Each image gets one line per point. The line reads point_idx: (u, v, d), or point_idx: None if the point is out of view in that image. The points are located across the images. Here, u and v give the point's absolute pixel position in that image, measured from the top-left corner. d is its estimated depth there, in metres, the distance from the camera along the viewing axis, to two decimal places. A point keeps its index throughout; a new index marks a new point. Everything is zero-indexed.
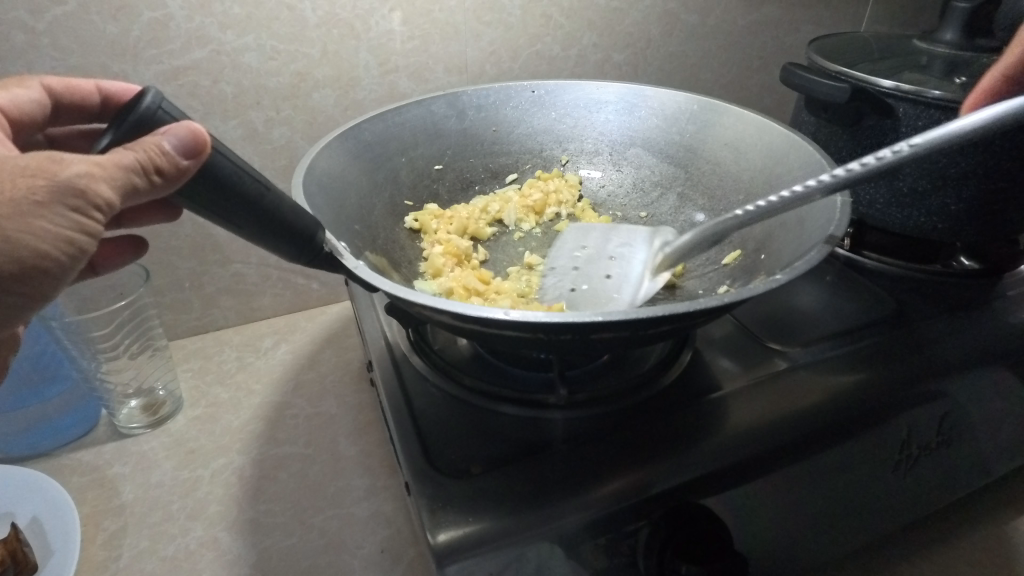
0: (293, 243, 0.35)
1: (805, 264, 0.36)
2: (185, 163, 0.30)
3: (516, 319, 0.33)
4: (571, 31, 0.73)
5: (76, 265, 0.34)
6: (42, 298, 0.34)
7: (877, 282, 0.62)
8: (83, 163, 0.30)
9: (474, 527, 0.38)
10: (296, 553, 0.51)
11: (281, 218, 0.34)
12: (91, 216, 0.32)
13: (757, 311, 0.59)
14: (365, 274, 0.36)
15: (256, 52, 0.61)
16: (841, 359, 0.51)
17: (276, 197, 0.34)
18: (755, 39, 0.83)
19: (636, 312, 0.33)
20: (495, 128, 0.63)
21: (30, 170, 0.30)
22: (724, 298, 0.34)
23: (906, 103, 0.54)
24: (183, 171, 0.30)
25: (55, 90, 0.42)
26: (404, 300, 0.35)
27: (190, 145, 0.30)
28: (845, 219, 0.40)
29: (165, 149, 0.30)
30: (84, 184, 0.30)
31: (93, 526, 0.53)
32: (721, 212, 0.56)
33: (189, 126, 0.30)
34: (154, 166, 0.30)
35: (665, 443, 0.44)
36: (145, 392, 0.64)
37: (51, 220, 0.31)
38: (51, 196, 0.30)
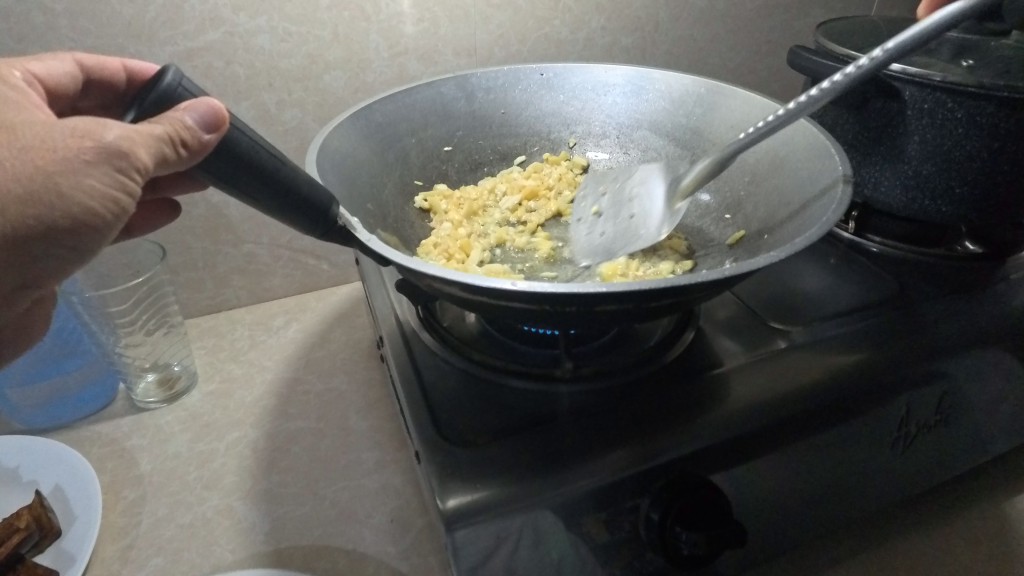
0: (309, 216, 0.36)
1: (805, 240, 0.37)
2: (207, 137, 0.32)
3: (524, 290, 0.34)
4: (579, 14, 0.73)
5: (119, 224, 0.35)
6: (86, 256, 0.35)
7: (882, 265, 0.63)
8: (123, 129, 0.31)
9: (483, 492, 0.40)
10: (309, 521, 0.52)
11: (297, 194, 0.35)
12: (133, 178, 0.33)
13: (761, 291, 0.60)
14: (379, 247, 0.37)
15: (268, 33, 0.62)
16: (843, 338, 0.52)
17: (290, 171, 0.35)
18: (764, 23, 0.83)
19: (638, 284, 0.34)
20: (503, 110, 0.64)
21: (78, 132, 0.31)
22: (725, 271, 0.35)
23: (912, 86, 0.54)
24: (205, 145, 0.32)
25: (87, 65, 0.43)
26: (415, 271, 0.36)
27: (211, 120, 0.31)
28: (847, 196, 0.41)
29: (188, 123, 0.31)
30: (126, 147, 0.31)
31: (113, 494, 0.55)
32: (726, 193, 0.56)
33: (210, 103, 0.32)
34: (180, 139, 0.31)
35: (667, 415, 0.45)
36: (160, 367, 0.66)
37: (99, 179, 0.32)
38: (98, 156, 0.31)
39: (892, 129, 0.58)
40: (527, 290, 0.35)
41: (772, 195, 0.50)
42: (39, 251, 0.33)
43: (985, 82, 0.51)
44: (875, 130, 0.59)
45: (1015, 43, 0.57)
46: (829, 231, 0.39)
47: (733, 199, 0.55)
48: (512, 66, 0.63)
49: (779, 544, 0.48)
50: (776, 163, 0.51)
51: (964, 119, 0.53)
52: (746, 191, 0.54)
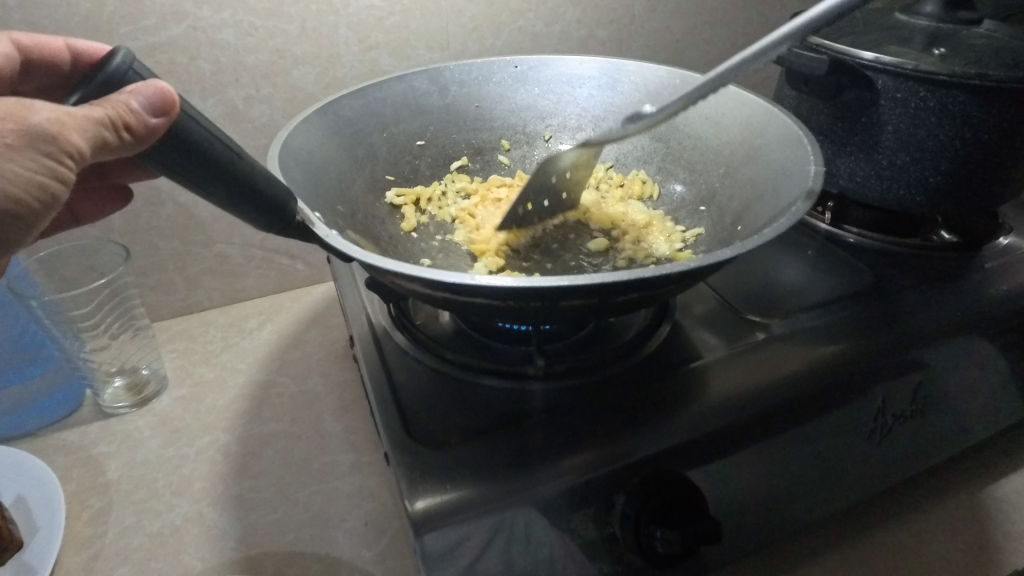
0: (264, 210, 0.35)
1: (773, 232, 0.36)
2: (153, 121, 0.30)
3: (486, 285, 0.33)
4: (553, 8, 0.73)
5: (49, 212, 0.33)
6: (13, 245, 0.33)
7: (858, 256, 0.63)
8: (54, 111, 0.30)
9: (452, 493, 0.39)
10: (281, 527, 0.51)
11: (251, 186, 0.34)
12: (63, 163, 0.31)
13: (739, 284, 0.60)
14: (338, 243, 0.36)
15: (233, 28, 0.60)
16: (819, 330, 0.52)
17: (247, 162, 0.34)
18: (740, 15, 0.83)
19: (604, 278, 0.33)
20: (477, 104, 0.62)
21: (4, 113, 0.30)
22: (692, 263, 0.34)
23: (885, 76, 0.54)
24: (153, 130, 0.31)
25: (24, 45, 0.43)
26: (374, 267, 0.35)
27: (158, 104, 0.30)
28: (818, 188, 0.40)
29: (133, 107, 0.30)
30: (53, 131, 0.30)
31: (78, 503, 0.53)
32: (701, 186, 0.56)
33: (157, 87, 0.31)
34: (124, 123, 0.30)
35: (641, 411, 0.45)
36: (129, 371, 0.64)
37: (22, 163, 0.30)
38: (22, 139, 0.30)
39: (865, 119, 0.58)
40: (488, 286, 0.34)
41: (745, 186, 0.50)
42: None
43: (956, 70, 0.51)
44: (848, 120, 0.59)
45: (987, 32, 0.58)
46: (800, 221, 0.39)
47: (708, 192, 0.54)
48: (486, 59, 0.62)
49: (757, 539, 0.48)
50: (750, 155, 0.51)
51: (936, 109, 0.53)
52: (720, 184, 0.53)
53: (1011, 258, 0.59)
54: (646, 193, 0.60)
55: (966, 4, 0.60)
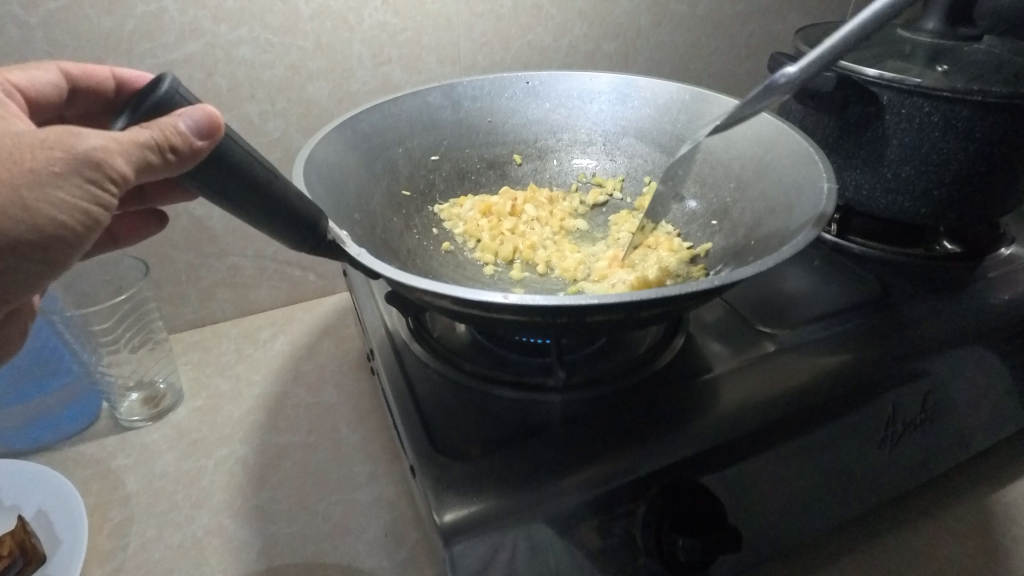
0: (297, 229, 0.35)
1: (792, 249, 0.37)
2: (199, 143, 0.31)
3: (516, 302, 0.34)
4: (561, 22, 0.74)
5: (92, 236, 0.34)
6: (55, 270, 0.34)
7: (864, 266, 0.64)
8: (100, 138, 0.31)
9: (479, 505, 0.40)
10: (302, 538, 0.52)
11: (287, 205, 0.34)
12: (107, 190, 0.32)
13: (748, 294, 0.61)
14: (369, 261, 0.36)
15: (250, 44, 0.61)
16: (829, 340, 0.53)
17: (283, 183, 0.34)
18: (743, 28, 0.85)
19: (629, 296, 0.34)
20: (490, 119, 0.64)
21: (49, 142, 0.31)
22: (713, 280, 0.36)
23: (890, 92, 0.55)
24: (197, 151, 0.31)
25: (71, 73, 0.44)
26: (405, 285, 0.36)
27: (205, 126, 0.31)
28: (832, 204, 0.41)
29: (180, 129, 0.30)
30: (99, 157, 0.31)
31: (99, 516, 0.54)
32: (711, 200, 0.57)
33: (204, 108, 0.31)
34: (169, 144, 0.30)
35: (659, 421, 0.46)
36: (145, 384, 0.65)
37: (68, 190, 0.31)
38: (69, 167, 0.31)
39: (871, 133, 0.59)
40: (515, 303, 0.34)
41: (758, 200, 0.51)
42: (7, 265, 0.32)
43: (960, 86, 0.52)
44: (853, 134, 0.60)
45: (988, 48, 0.59)
46: (817, 236, 0.40)
47: (720, 206, 0.55)
48: (499, 74, 0.63)
49: (772, 544, 0.49)
50: (761, 169, 0.52)
51: (941, 123, 0.55)
52: (731, 198, 0.54)
53: (1011, 267, 0.61)
54: None
55: (966, 19, 0.62)
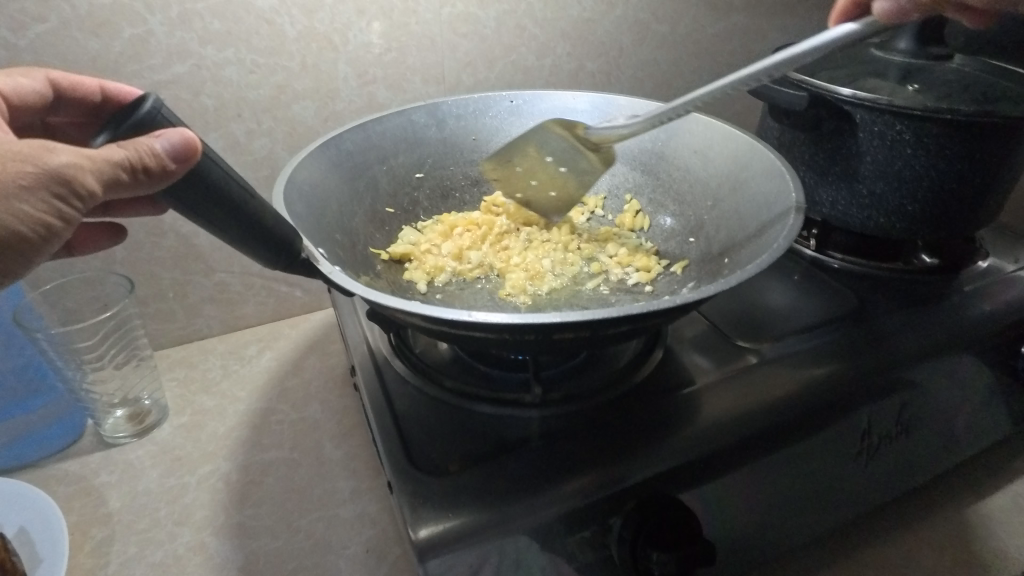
0: (270, 248, 0.35)
1: (756, 268, 0.38)
2: (172, 166, 0.31)
3: (485, 321, 0.35)
4: (544, 42, 0.76)
5: (52, 245, 0.34)
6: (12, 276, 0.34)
7: (843, 281, 0.64)
8: (71, 154, 0.32)
9: (454, 521, 0.40)
10: (283, 555, 0.52)
11: (260, 224, 0.34)
12: (72, 206, 0.32)
13: (728, 310, 0.61)
14: (341, 279, 0.37)
15: (236, 65, 0.62)
16: (805, 354, 0.54)
17: (258, 204, 0.34)
18: (723, 47, 0.87)
19: (594, 315, 0.35)
20: (474, 137, 0.65)
21: (23, 155, 0.31)
22: (677, 299, 0.36)
23: (862, 110, 0.57)
24: (169, 172, 0.31)
25: (58, 84, 0.45)
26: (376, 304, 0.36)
27: (181, 150, 0.31)
28: (798, 226, 0.42)
29: (155, 150, 0.30)
30: (69, 173, 0.31)
31: (81, 534, 0.54)
32: (688, 217, 0.58)
33: (182, 132, 0.31)
34: (142, 165, 0.30)
35: (635, 436, 0.46)
36: (130, 402, 0.65)
37: (33, 205, 0.32)
38: (37, 181, 0.31)
39: (845, 150, 0.60)
40: (483, 321, 0.35)
41: (732, 218, 0.52)
42: None
43: (929, 105, 0.53)
44: (828, 151, 0.61)
45: (959, 67, 0.60)
46: (786, 253, 0.41)
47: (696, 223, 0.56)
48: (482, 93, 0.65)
49: (752, 559, 0.49)
50: (736, 186, 0.53)
51: (911, 141, 0.56)
52: (708, 215, 0.55)
53: (987, 281, 0.62)
54: (637, 224, 0.62)
55: (936, 40, 0.63)
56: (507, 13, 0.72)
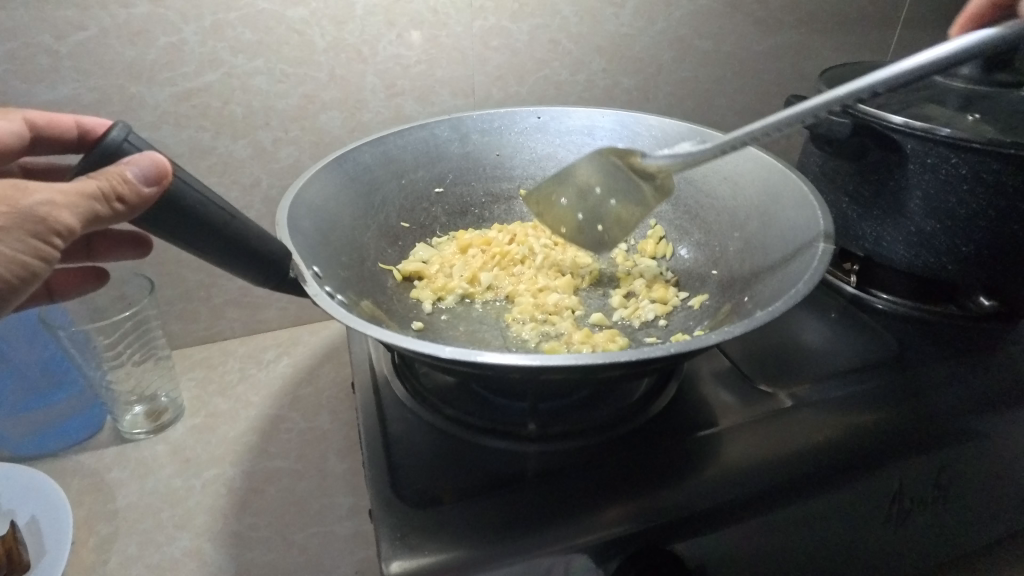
0: (256, 268, 0.35)
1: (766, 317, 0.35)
2: (147, 191, 0.30)
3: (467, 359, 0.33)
4: (578, 57, 0.74)
5: (29, 288, 0.33)
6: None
7: (887, 325, 0.59)
8: (46, 192, 0.31)
9: (432, 556, 0.39)
10: (274, 569, 0.51)
11: (244, 245, 0.34)
12: (50, 243, 0.32)
13: (754, 346, 0.58)
14: (325, 302, 0.35)
15: (266, 75, 0.62)
16: (837, 403, 0.50)
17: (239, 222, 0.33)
18: (770, 66, 0.83)
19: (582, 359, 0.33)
20: (498, 153, 0.64)
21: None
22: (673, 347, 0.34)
23: (913, 140, 0.52)
24: (146, 200, 0.30)
25: (36, 123, 0.47)
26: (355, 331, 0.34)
27: (154, 176, 0.30)
28: (822, 269, 0.38)
29: (127, 178, 0.30)
30: (45, 212, 0.31)
31: (86, 529, 0.55)
32: (713, 248, 0.54)
33: (153, 157, 0.31)
34: (117, 194, 0.30)
35: (635, 481, 0.44)
36: (148, 398, 0.66)
37: (10, 246, 0.31)
38: (13, 222, 0.31)
39: (893, 182, 0.55)
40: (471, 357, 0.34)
41: (758, 253, 0.48)
42: None
43: (988, 139, 0.48)
44: (874, 182, 0.57)
45: None
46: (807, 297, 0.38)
47: (720, 256, 0.53)
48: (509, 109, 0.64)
49: None
50: (766, 217, 0.49)
51: (967, 177, 0.51)
52: (734, 248, 0.52)
53: None
54: (658, 252, 0.59)
55: (1005, 68, 0.57)
56: (541, 27, 0.70)
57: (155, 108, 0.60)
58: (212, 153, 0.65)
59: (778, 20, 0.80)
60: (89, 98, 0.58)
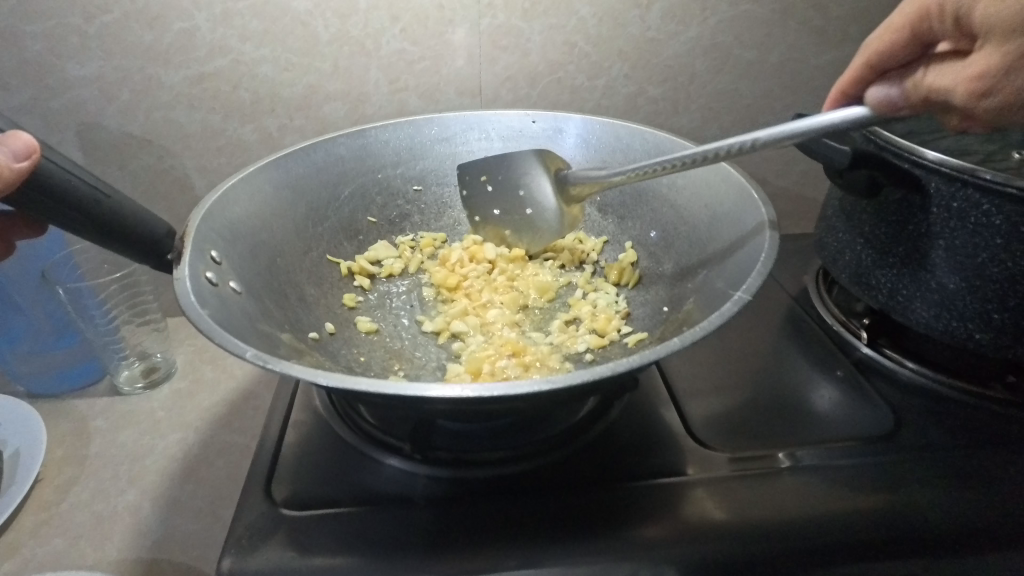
0: (135, 244, 0.41)
1: (616, 367, 0.33)
2: (19, 166, 0.34)
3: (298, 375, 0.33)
4: (597, 60, 0.69)
5: None
6: None
7: (910, 400, 0.51)
8: None
9: (313, 562, 0.39)
10: (193, 539, 0.53)
11: (120, 222, 0.40)
12: None
13: (718, 400, 0.52)
14: (181, 288, 0.36)
15: (272, 63, 0.64)
16: (821, 475, 0.44)
17: (113, 203, 0.40)
18: (826, 81, 0.73)
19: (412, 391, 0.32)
20: (486, 156, 0.61)
21: None
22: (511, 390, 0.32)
23: (936, 179, 0.44)
24: (18, 174, 0.34)
25: None
26: (199, 326, 0.34)
27: (25, 153, 0.35)
28: (710, 327, 0.34)
29: (0, 155, 0.34)
30: None
31: (56, 469, 0.60)
32: (674, 285, 0.50)
33: (23, 139, 0.35)
34: None
35: (518, 526, 0.41)
36: (145, 358, 0.72)
37: None
38: None
39: (912, 227, 0.46)
40: (295, 373, 0.33)
41: (705, 297, 0.43)
42: None
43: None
44: (890, 224, 0.48)
45: None
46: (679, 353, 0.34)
47: (676, 294, 0.48)
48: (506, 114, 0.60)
49: None
50: (726, 257, 0.44)
51: (994, 233, 0.42)
52: (690, 287, 0.47)
53: None
54: (624, 279, 0.55)
55: None
56: (556, 27, 0.66)
57: (171, 89, 0.64)
58: (221, 135, 0.68)
59: (841, 30, 0.70)
60: (112, 76, 0.63)
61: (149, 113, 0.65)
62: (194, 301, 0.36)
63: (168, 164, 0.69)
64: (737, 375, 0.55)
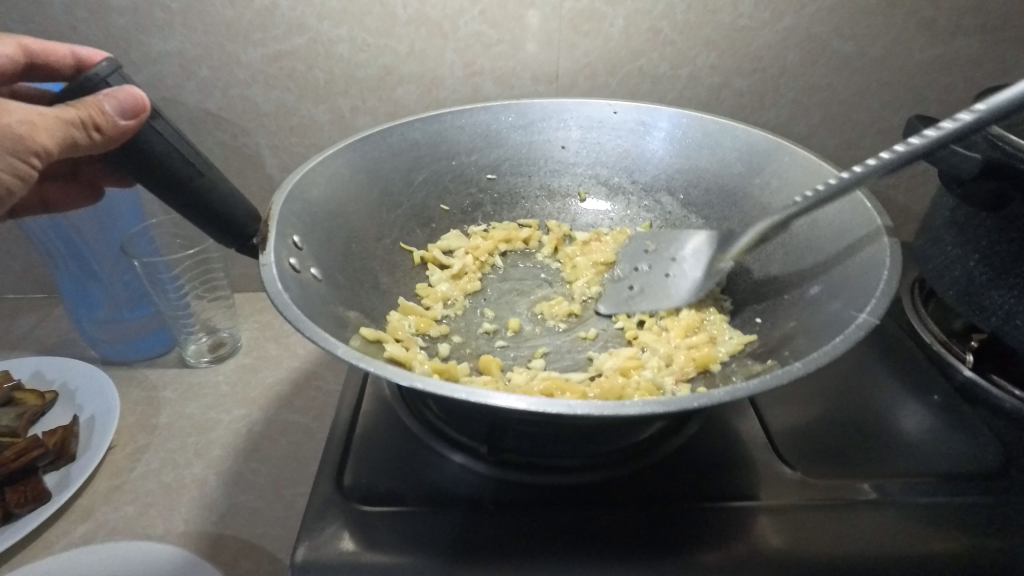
0: (216, 225, 0.42)
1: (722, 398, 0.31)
2: (124, 123, 0.36)
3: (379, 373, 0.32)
4: (682, 49, 0.65)
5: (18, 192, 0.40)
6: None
7: (1016, 436, 0.47)
8: (25, 114, 0.37)
9: (372, 556, 0.39)
10: (256, 517, 0.53)
11: (210, 203, 0.41)
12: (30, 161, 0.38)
13: (805, 417, 0.49)
14: (269, 274, 0.36)
15: (348, 43, 0.63)
16: (910, 514, 0.41)
17: (205, 182, 0.40)
18: (931, 78, 0.68)
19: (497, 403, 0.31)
20: (563, 146, 0.59)
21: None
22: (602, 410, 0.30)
23: None
24: (121, 129, 0.37)
25: (31, 50, 0.46)
26: (285, 314, 0.34)
27: (127, 108, 0.36)
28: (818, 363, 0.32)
29: (105, 110, 0.36)
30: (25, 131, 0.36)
31: (128, 435, 0.62)
32: (768, 295, 0.48)
33: (130, 92, 0.37)
34: (95, 122, 0.36)
35: (581, 541, 0.39)
36: (212, 332, 0.73)
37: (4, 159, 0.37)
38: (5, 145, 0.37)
39: None
40: (383, 373, 0.32)
41: (812, 313, 0.41)
42: None
43: None
44: (1015, 242, 0.43)
45: None
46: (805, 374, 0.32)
47: (771, 305, 0.47)
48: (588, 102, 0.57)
49: None
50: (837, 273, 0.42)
51: None
52: (788, 297, 0.45)
53: None
54: None
55: None
56: (642, 13, 0.63)
57: (248, 67, 0.64)
58: (295, 114, 0.68)
59: (954, 22, 0.64)
60: (193, 52, 0.63)
61: (226, 90, 0.66)
62: (281, 287, 0.35)
63: (242, 142, 0.70)
64: (823, 392, 0.52)
